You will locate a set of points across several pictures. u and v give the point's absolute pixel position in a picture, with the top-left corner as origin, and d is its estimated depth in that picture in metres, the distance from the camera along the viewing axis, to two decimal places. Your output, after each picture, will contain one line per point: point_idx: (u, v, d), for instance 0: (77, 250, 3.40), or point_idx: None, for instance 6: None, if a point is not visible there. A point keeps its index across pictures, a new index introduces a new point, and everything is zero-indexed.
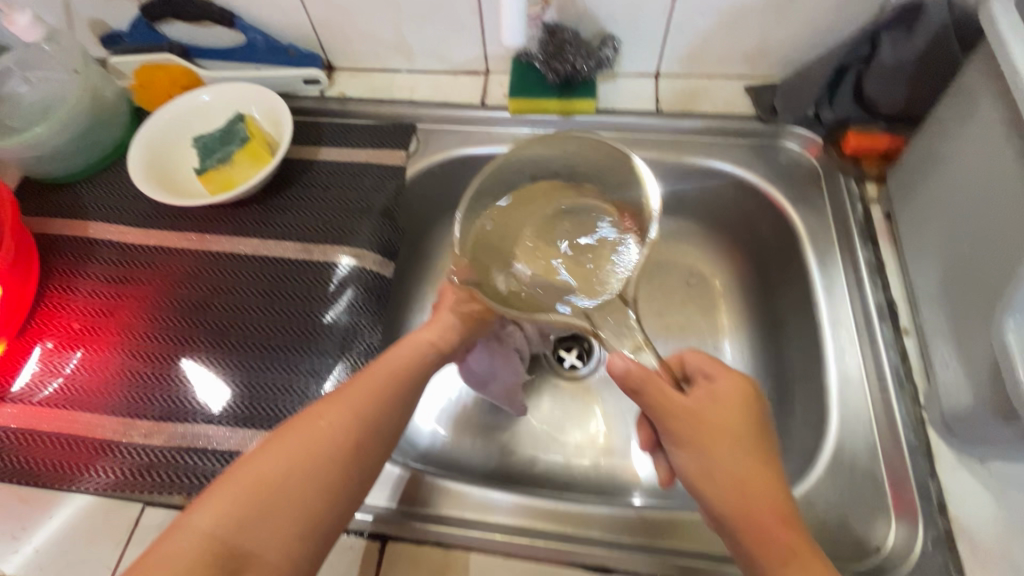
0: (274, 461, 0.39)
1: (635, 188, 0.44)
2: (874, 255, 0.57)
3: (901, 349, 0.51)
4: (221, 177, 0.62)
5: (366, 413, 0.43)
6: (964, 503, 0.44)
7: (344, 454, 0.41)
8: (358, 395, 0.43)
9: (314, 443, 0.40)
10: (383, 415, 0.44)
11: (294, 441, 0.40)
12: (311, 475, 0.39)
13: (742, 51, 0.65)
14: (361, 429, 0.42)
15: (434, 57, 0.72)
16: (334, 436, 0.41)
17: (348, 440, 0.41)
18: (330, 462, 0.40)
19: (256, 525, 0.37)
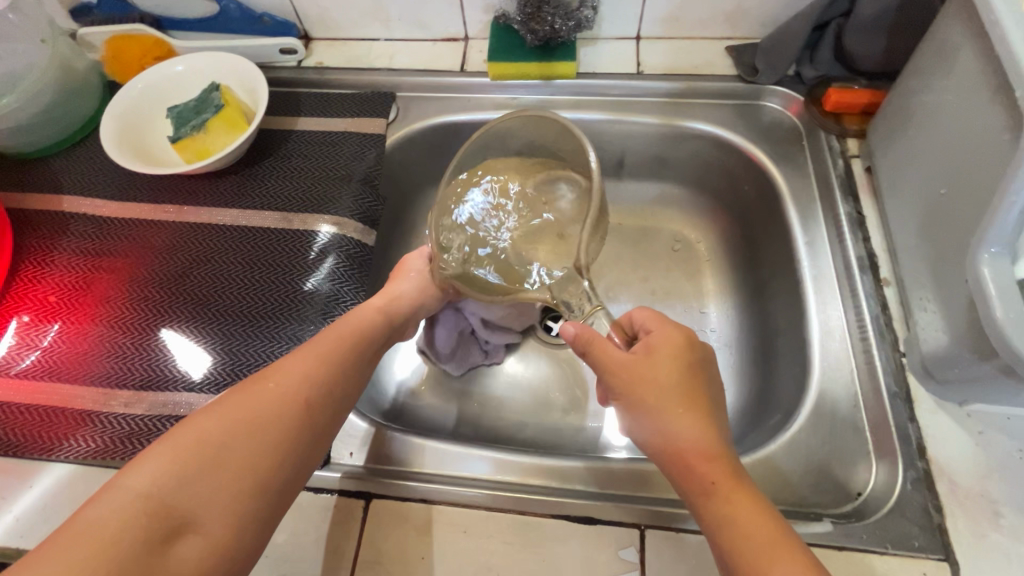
0: (222, 419, 0.38)
1: (581, 152, 0.43)
2: (854, 209, 0.57)
3: (881, 299, 0.51)
4: (196, 146, 0.61)
5: (321, 374, 0.43)
6: (944, 445, 0.44)
7: (296, 412, 0.40)
8: (313, 357, 0.43)
9: (264, 401, 0.39)
10: (338, 377, 0.44)
11: (244, 401, 0.39)
12: (262, 433, 0.38)
13: (722, 10, 0.65)
14: (314, 389, 0.42)
15: (411, 23, 0.71)
16: (286, 395, 0.40)
17: (301, 400, 0.41)
18: (281, 421, 0.39)
19: (201, 484, 0.35)
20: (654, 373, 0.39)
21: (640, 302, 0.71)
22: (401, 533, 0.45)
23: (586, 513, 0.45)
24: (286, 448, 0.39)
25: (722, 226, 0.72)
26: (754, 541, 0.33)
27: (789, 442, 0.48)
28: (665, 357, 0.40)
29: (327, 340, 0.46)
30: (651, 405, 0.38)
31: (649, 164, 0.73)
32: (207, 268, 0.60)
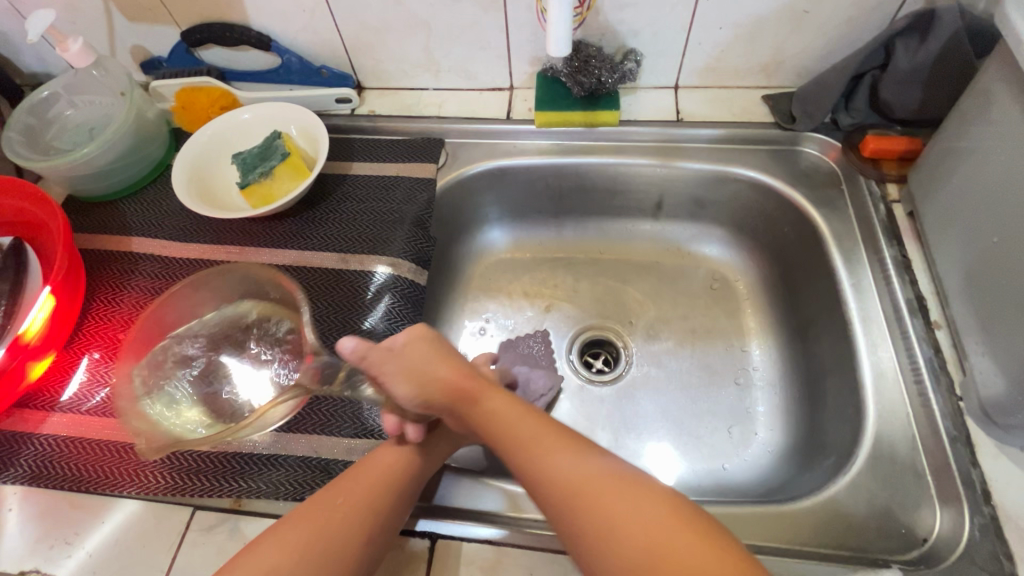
0: (300, 528, 0.43)
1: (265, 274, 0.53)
2: (900, 252, 0.58)
3: (933, 342, 0.52)
4: (262, 191, 0.64)
5: (386, 484, 0.47)
6: (1009, 489, 0.44)
7: (365, 516, 0.44)
8: (379, 469, 0.48)
9: (334, 516, 0.44)
10: (405, 485, 0.47)
11: (318, 510, 0.44)
12: (332, 544, 0.42)
13: (759, 61, 0.68)
14: (381, 500, 0.45)
15: (460, 74, 0.75)
16: (354, 511, 0.44)
17: (368, 510, 0.45)
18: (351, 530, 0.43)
19: None
20: (517, 429, 0.48)
21: (681, 340, 0.73)
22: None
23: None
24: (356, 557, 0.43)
25: (761, 266, 0.74)
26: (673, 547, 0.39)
27: (850, 485, 0.48)
28: (457, 382, 0.49)
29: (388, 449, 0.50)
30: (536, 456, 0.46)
31: (688, 205, 0.75)
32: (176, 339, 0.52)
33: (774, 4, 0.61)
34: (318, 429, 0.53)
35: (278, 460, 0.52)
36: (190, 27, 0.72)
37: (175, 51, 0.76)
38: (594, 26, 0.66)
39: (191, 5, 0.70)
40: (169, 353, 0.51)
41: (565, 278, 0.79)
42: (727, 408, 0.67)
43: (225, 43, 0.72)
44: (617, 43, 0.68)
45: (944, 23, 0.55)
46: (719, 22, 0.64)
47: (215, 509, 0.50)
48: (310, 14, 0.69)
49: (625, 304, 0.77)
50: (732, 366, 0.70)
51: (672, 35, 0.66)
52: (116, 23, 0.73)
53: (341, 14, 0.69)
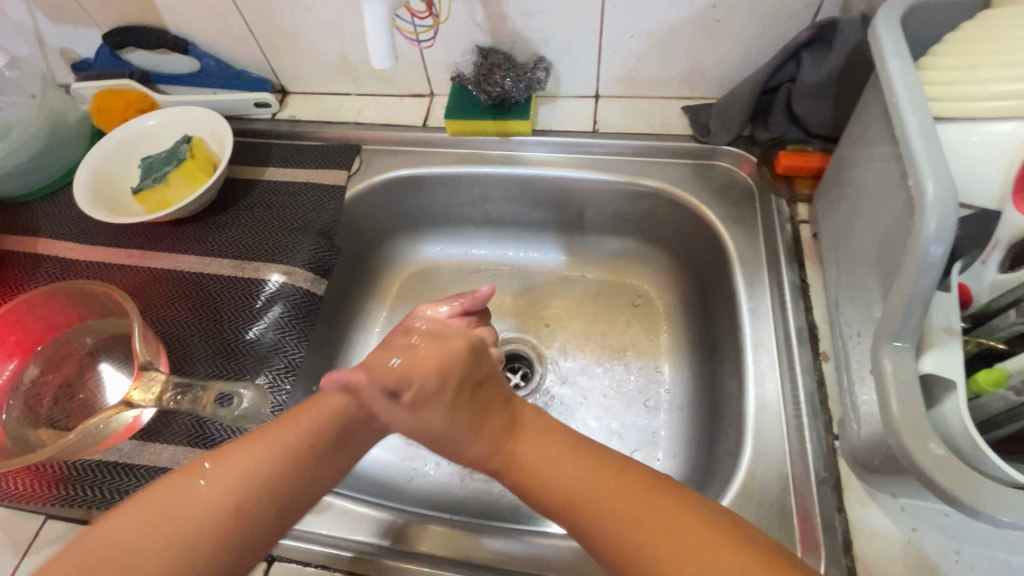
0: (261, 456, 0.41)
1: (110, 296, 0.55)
2: (799, 277, 0.55)
3: (817, 374, 0.49)
4: (157, 198, 0.63)
5: (262, 473, 0.40)
6: (872, 540, 0.41)
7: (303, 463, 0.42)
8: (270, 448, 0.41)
9: (195, 502, 0.37)
10: (287, 469, 0.41)
11: (282, 439, 0.42)
12: (179, 552, 0.36)
13: (677, 71, 0.66)
14: (242, 481, 0.39)
15: (379, 81, 0.74)
16: (214, 503, 0.38)
17: (230, 503, 0.38)
18: (198, 530, 0.37)
19: (222, 492, 0.38)
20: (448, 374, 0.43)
21: (596, 358, 0.71)
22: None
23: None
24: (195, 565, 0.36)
25: (680, 283, 0.71)
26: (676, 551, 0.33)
27: None
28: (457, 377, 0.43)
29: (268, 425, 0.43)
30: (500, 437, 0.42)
31: (609, 220, 0.73)
32: (58, 357, 0.56)
33: (682, 12, 0.59)
34: (187, 442, 0.52)
35: (139, 472, 0.51)
36: (111, 30, 0.72)
37: (100, 54, 0.75)
38: (502, 33, 0.65)
39: (108, 8, 0.70)
40: (46, 375, 0.55)
41: (488, 289, 0.77)
42: (634, 431, 0.64)
43: (143, 46, 0.72)
44: (529, 51, 0.66)
45: (847, 35, 0.52)
46: (629, 31, 0.62)
47: (68, 519, 0.49)
48: (222, 18, 0.69)
49: (544, 318, 0.75)
50: (644, 388, 0.67)
51: (584, 42, 0.64)
52: (41, 25, 0.74)
53: (251, 17, 0.68)
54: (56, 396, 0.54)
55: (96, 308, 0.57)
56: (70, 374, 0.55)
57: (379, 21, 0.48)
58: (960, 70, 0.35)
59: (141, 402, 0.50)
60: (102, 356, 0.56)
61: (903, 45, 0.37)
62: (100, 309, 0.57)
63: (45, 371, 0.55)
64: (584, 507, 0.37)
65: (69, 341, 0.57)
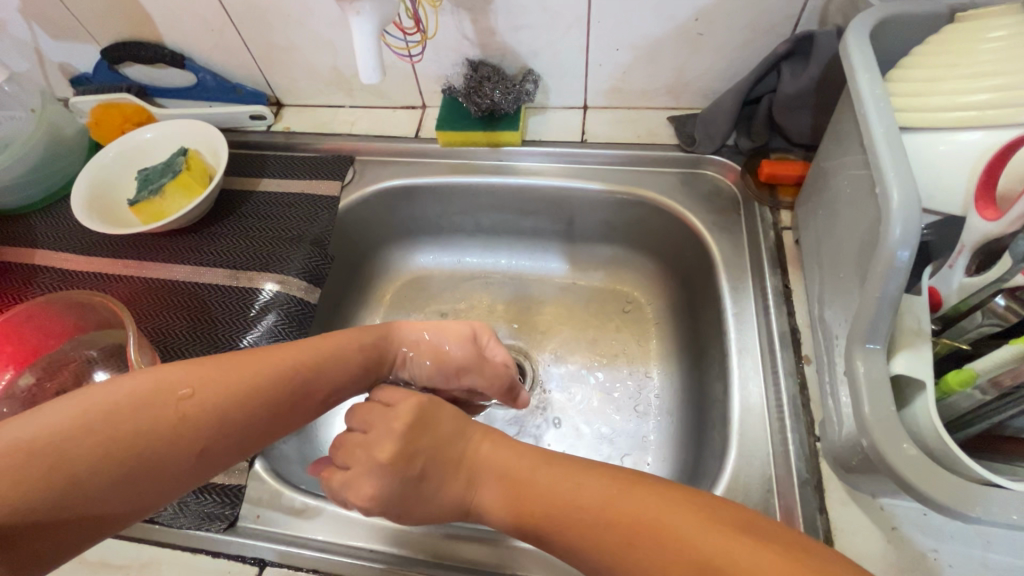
0: (237, 392, 0.41)
1: (100, 306, 0.57)
2: (782, 283, 0.56)
3: (799, 377, 0.50)
4: (153, 208, 0.64)
5: (235, 411, 0.41)
6: (852, 539, 0.42)
7: (277, 405, 0.42)
8: (249, 384, 0.41)
9: (165, 429, 0.38)
10: (262, 418, 0.42)
11: (263, 377, 0.42)
12: (141, 471, 0.37)
13: (663, 83, 0.67)
14: (218, 423, 0.40)
15: (372, 93, 0.76)
16: (186, 435, 0.39)
17: (200, 443, 0.39)
18: (162, 459, 0.38)
19: (194, 424, 0.39)
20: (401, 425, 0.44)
21: (587, 364, 0.72)
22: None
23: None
24: (150, 490, 0.38)
25: (669, 289, 0.72)
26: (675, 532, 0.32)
27: None
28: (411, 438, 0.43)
29: (259, 361, 0.43)
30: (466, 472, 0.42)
31: (599, 228, 0.74)
32: (55, 366, 0.56)
33: (665, 25, 0.60)
34: None
35: None
36: (109, 45, 0.74)
37: (99, 68, 0.77)
38: (491, 47, 0.66)
39: (107, 24, 0.72)
40: (41, 384, 0.55)
41: (481, 297, 0.78)
42: (625, 436, 0.65)
43: (140, 61, 0.74)
44: (518, 64, 0.68)
45: (823, 47, 0.54)
46: (615, 44, 0.63)
47: None
48: (219, 33, 0.70)
49: (536, 325, 0.76)
50: (633, 393, 0.68)
51: (571, 55, 0.66)
52: (41, 41, 0.75)
53: (246, 32, 0.70)
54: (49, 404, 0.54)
55: (87, 316, 0.58)
56: (64, 383, 0.55)
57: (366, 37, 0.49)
58: (925, 82, 0.36)
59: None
60: (95, 364, 0.56)
61: (872, 58, 0.39)
62: (91, 318, 0.58)
63: (39, 379, 0.56)
64: (574, 516, 0.36)
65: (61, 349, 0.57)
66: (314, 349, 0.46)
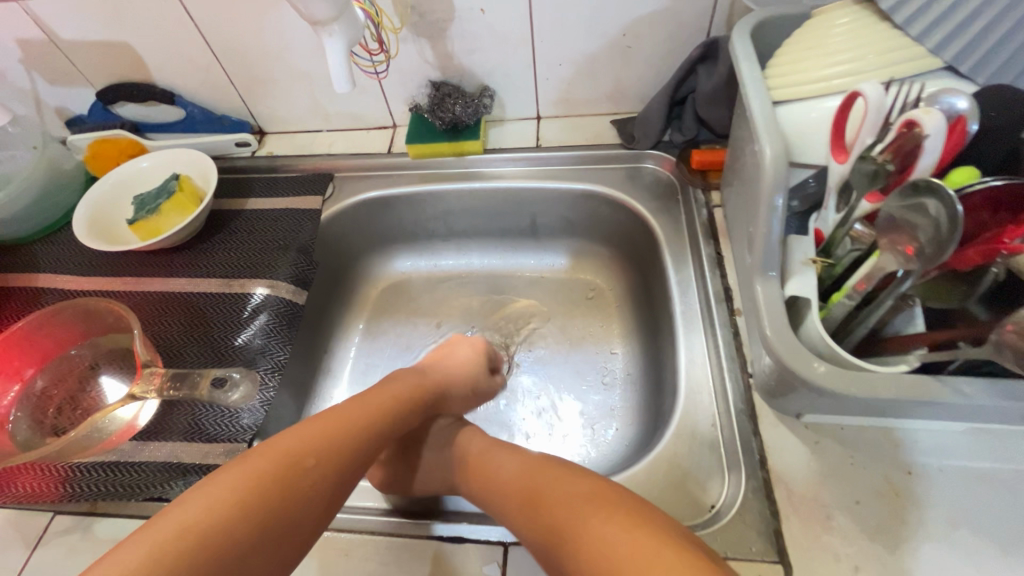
0: (343, 440, 0.46)
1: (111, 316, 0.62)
2: (715, 250, 0.64)
3: (733, 327, 0.57)
4: (149, 226, 0.71)
5: (345, 455, 0.45)
6: (783, 454, 0.48)
7: (371, 442, 0.48)
8: (348, 431, 0.47)
9: (296, 490, 0.42)
10: (364, 457, 0.47)
11: (356, 422, 0.48)
12: (288, 534, 0.41)
13: (603, 92, 0.77)
14: (335, 479, 0.44)
15: (347, 116, 0.84)
16: (313, 493, 0.42)
17: (324, 499, 0.43)
18: (294, 524, 0.41)
19: (318, 480, 0.43)
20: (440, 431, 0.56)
21: (556, 347, 0.78)
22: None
23: (474, 561, 0.47)
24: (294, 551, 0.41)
25: (624, 273, 0.79)
26: (577, 499, 0.43)
27: (653, 469, 0.51)
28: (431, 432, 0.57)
29: (338, 415, 0.48)
30: (463, 467, 0.53)
31: (559, 224, 0.82)
32: (60, 373, 0.61)
33: (598, 42, 0.70)
34: (191, 437, 0.58)
35: (142, 467, 0.56)
36: (103, 87, 0.81)
37: (94, 109, 0.84)
38: (450, 68, 0.75)
39: (103, 69, 0.79)
40: (52, 389, 0.61)
41: (457, 296, 0.85)
42: (594, 406, 0.71)
43: (134, 100, 0.81)
44: (475, 82, 0.77)
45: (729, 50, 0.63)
46: (557, 60, 0.73)
47: (73, 512, 0.54)
48: (205, 71, 0.78)
49: (509, 316, 0.82)
50: (600, 368, 0.75)
51: (521, 72, 0.75)
52: (40, 88, 0.83)
53: (230, 68, 0.78)
54: (64, 405, 0.60)
55: (97, 325, 0.63)
56: (75, 386, 0.61)
57: (339, 55, 0.56)
58: (791, 63, 0.45)
59: (149, 390, 0.59)
60: (105, 369, 0.62)
61: (751, 48, 0.48)
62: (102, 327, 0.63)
63: (51, 384, 0.61)
64: (523, 496, 0.46)
65: (71, 357, 0.62)
66: (385, 394, 0.52)
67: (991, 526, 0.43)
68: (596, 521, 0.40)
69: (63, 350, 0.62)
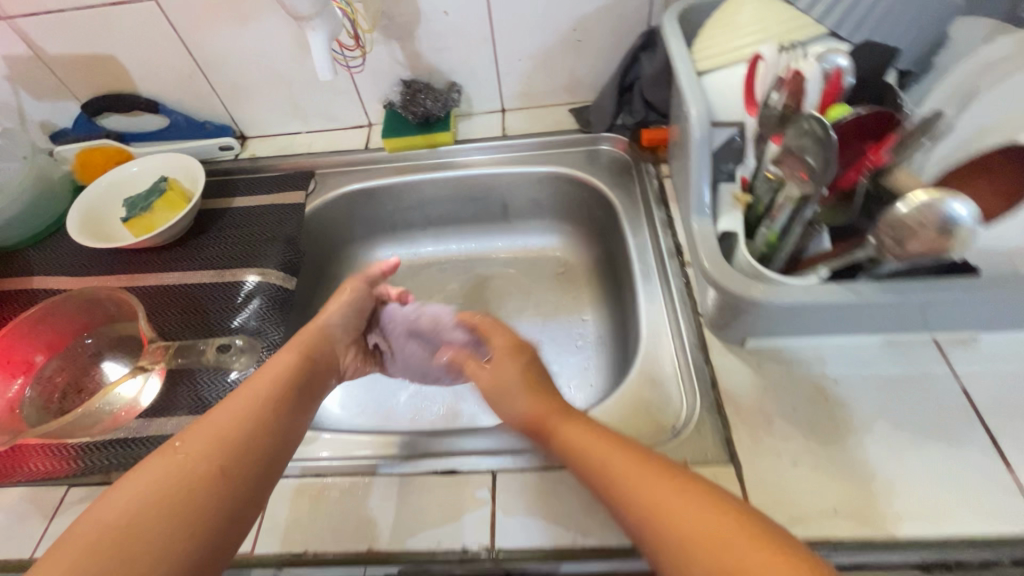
0: (229, 428, 0.45)
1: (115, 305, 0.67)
2: (666, 214, 0.72)
3: (685, 277, 0.65)
4: (143, 223, 0.75)
5: (236, 439, 0.44)
6: (731, 376, 0.55)
7: (266, 421, 0.47)
8: (233, 418, 0.45)
9: (194, 487, 0.40)
10: (263, 437, 0.46)
11: (241, 408, 0.47)
12: (201, 530, 0.39)
13: (560, 82, 0.84)
14: (253, 459, 0.44)
15: (324, 117, 0.90)
16: (214, 484, 0.41)
17: (230, 487, 0.42)
18: (205, 519, 0.39)
19: (215, 469, 0.42)
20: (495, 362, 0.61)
21: (532, 317, 0.84)
22: (296, 516, 0.52)
23: (469, 488, 0.52)
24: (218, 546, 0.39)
25: (590, 246, 0.87)
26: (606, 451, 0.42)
27: (621, 401, 0.58)
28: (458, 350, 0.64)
29: (219, 411, 0.46)
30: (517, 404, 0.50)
31: (528, 206, 0.89)
32: (63, 360, 0.65)
33: (552, 37, 0.78)
34: (193, 410, 0.61)
35: (148, 440, 0.59)
36: (88, 101, 0.86)
37: (78, 121, 0.88)
38: (419, 67, 0.82)
39: (88, 82, 0.84)
40: (56, 375, 0.64)
41: (437, 279, 0.91)
42: (570, 366, 0.77)
43: (118, 110, 0.85)
44: (443, 79, 0.84)
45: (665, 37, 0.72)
46: (516, 55, 0.80)
47: (89, 484, 0.57)
48: (188, 79, 0.83)
49: (486, 294, 0.88)
50: (573, 333, 0.81)
51: (484, 67, 0.82)
52: (25, 104, 0.86)
53: (213, 76, 0.83)
54: (70, 389, 0.64)
55: (99, 315, 0.67)
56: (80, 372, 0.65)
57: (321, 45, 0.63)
58: (710, 39, 0.53)
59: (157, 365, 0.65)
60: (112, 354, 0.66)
61: (679, 28, 0.56)
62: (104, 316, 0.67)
63: (56, 371, 0.65)
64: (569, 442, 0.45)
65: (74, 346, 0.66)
66: (279, 363, 0.52)
67: (904, 416, 0.50)
68: (625, 469, 0.40)
69: (65, 339, 0.66)
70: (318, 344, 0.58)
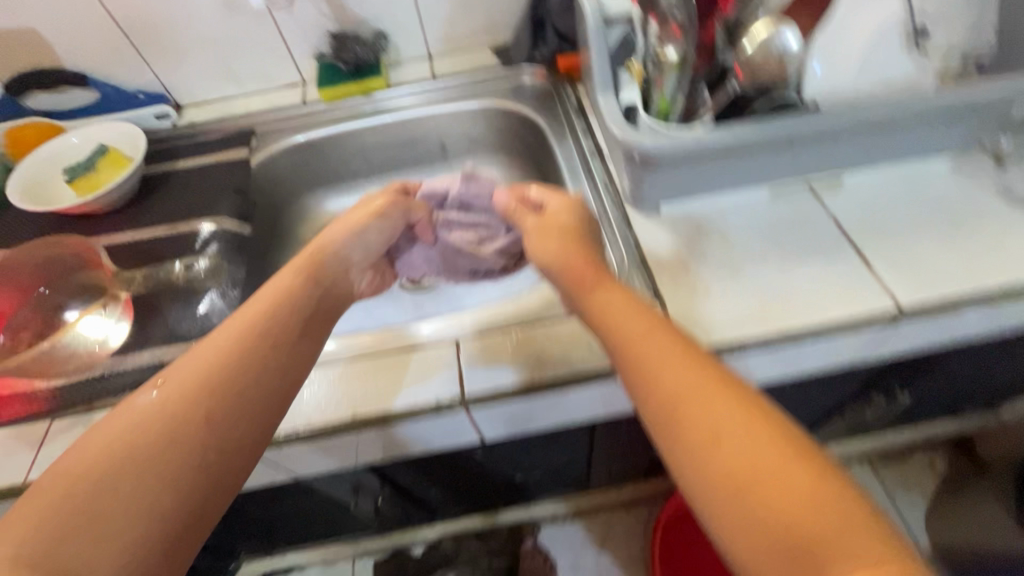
0: (204, 367, 0.43)
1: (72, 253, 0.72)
2: (586, 125, 0.80)
3: (607, 171, 0.74)
4: (87, 182, 0.79)
5: (212, 378, 0.42)
6: (652, 237, 0.64)
7: (249, 357, 0.44)
8: (210, 358, 0.43)
9: (170, 426, 0.39)
10: (243, 374, 0.43)
11: (219, 346, 0.44)
12: (180, 468, 0.38)
13: (479, 24, 0.91)
14: (232, 399, 0.42)
15: (258, 78, 0.93)
16: (188, 425, 0.39)
17: (206, 428, 0.40)
18: (183, 459, 0.38)
19: (189, 409, 0.40)
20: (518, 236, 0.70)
21: None
22: None
23: (439, 357, 0.58)
24: (199, 484, 0.38)
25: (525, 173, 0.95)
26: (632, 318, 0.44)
27: None
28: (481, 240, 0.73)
29: (200, 350, 0.44)
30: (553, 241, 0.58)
31: (465, 143, 0.95)
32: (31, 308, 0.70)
33: None
34: (168, 341, 0.65)
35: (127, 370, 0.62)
36: (10, 80, 0.85)
37: None
38: (345, 18, 0.87)
39: (9, 59, 0.83)
40: (24, 320, 0.69)
41: None
42: None
43: (45, 86, 0.85)
44: (369, 28, 0.89)
45: None
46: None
47: (71, 416, 0.60)
48: (115, 49, 0.85)
49: None
50: None
51: (406, 13, 0.88)
52: None
53: (140, 44, 0.85)
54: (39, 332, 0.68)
55: (59, 267, 0.72)
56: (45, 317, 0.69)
57: None
58: None
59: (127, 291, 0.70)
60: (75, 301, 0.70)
61: None
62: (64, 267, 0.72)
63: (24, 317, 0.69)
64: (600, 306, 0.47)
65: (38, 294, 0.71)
66: (268, 295, 0.50)
67: (791, 244, 0.61)
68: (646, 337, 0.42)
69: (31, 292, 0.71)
70: (322, 261, 0.57)
